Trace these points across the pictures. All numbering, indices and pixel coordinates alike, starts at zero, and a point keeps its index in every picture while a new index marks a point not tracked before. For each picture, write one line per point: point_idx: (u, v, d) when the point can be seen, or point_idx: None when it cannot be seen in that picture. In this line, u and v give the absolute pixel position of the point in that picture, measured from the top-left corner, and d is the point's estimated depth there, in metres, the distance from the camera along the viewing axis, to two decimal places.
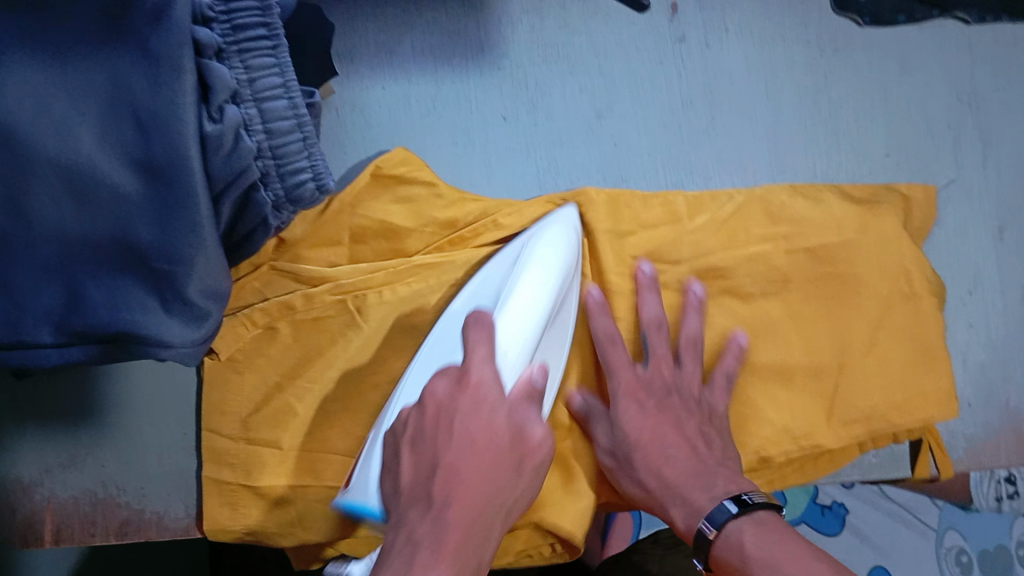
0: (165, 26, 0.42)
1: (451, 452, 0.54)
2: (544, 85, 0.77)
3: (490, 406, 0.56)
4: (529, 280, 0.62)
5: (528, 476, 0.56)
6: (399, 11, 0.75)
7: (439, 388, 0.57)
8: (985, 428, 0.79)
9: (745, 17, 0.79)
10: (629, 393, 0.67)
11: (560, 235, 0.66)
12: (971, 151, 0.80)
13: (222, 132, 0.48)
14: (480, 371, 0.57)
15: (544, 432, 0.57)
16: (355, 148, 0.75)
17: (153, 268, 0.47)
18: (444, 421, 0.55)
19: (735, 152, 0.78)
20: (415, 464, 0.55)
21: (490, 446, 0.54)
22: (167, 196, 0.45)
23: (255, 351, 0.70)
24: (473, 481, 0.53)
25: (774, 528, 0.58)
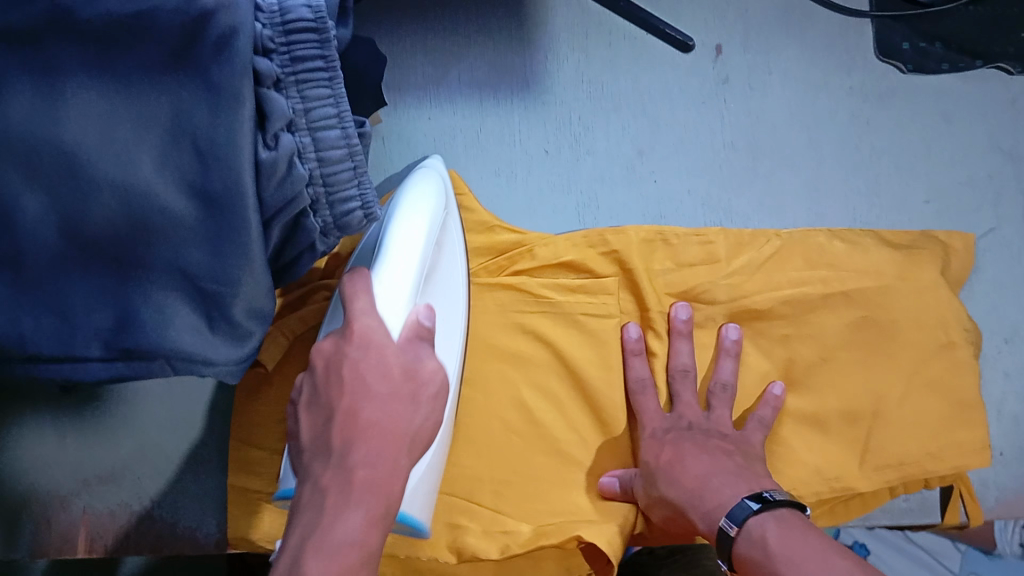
0: (227, 58, 0.43)
1: (346, 398, 0.47)
2: (589, 123, 0.78)
3: (380, 348, 0.49)
4: (403, 225, 0.56)
5: (432, 402, 0.50)
6: (449, 46, 0.78)
7: (326, 345, 0.50)
8: (1018, 480, 0.78)
9: (789, 63, 0.80)
10: (652, 436, 0.68)
11: (432, 178, 0.63)
12: (1012, 204, 0.79)
13: (276, 160, 0.51)
14: (360, 321, 0.49)
15: (437, 364, 0.51)
16: (400, 174, 0.76)
17: (201, 288, 0.48)
18: (337, 371, 0.48)
19: (776, 196, 0.78)
20: (314, 423, 0.48)
21: (387, 383, 0.48)
22: (220, 222, 0.46)
23: (288, 365, 0.72)
24: (371, 425, 0.46)
25: (797, 526, 0.55)
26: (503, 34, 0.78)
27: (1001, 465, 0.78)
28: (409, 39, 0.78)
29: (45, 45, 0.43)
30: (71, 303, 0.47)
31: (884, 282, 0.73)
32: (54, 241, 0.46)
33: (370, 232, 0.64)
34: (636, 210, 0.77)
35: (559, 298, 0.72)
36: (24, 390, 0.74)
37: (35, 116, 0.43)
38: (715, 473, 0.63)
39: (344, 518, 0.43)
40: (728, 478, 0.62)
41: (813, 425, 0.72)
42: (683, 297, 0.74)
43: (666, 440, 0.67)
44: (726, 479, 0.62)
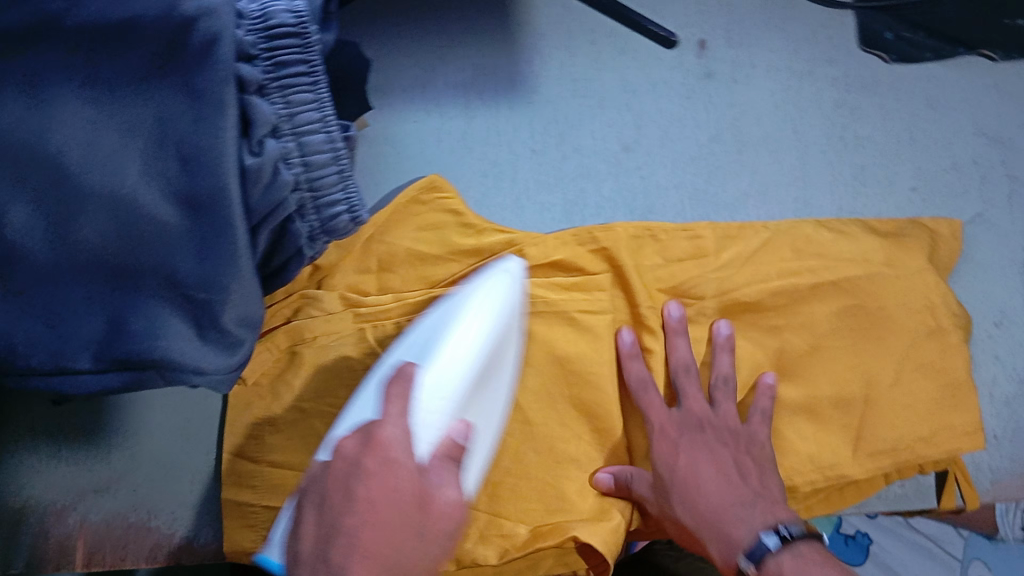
0: (209, 62, 0.45)
1: (351, 519, 0.46)
2: (574, 121, 0.78)
3: (400, 468, 0.48)
4: (459, 334, 0.58)
5: (439, 535, 0.48)
6: (434, 48, 0.78)
7: (348, 446, 0.49)
8: (1012, 463, 0.77)
9: (774, 56, 0.80)
10: (661, 433, 0.68)
11: (505, 278, 0.62)
12: (998, 188, 0.79)
13: (261, 165, 0.53)
14: (388, 429, 0.49)
15: (454, 496, 0.50)
16: (387, 176, 0.76)
17: (190, 296, 0.47)
18: (346, 482, 0.47)
19: (764, 187, 0.78)
20: (317, 528, 0.48)
21: (396, 508, 0.47)
22: (207, 228, 0.46)
23: (276, 375, 0.71)
24: (365, 556, 0.45)
25: (810, 555, 0.60)
26: (488, 35, 0.79)
27: (996, 447, 0.77)
28: (392, 44, 0.78)
29: (37, 51, 0.44)
30: (60, 310, 0.47)
31: (874, 270, 0.73)
32: (41, 253, 0.45)
33: (430, 313, 0.64)
34: (624, 206, 0.77)
35: (553, 297, 0.71)
36: (19, 401, 0.74)
37: (27, 126, 0.43)
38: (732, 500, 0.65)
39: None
40: (742, 507, 0.65)
41: (807, 415, 0.72)
42: (672, 291, 0.74)
43: (672, 436, 0.68)
44: (742, 511, 0.64)
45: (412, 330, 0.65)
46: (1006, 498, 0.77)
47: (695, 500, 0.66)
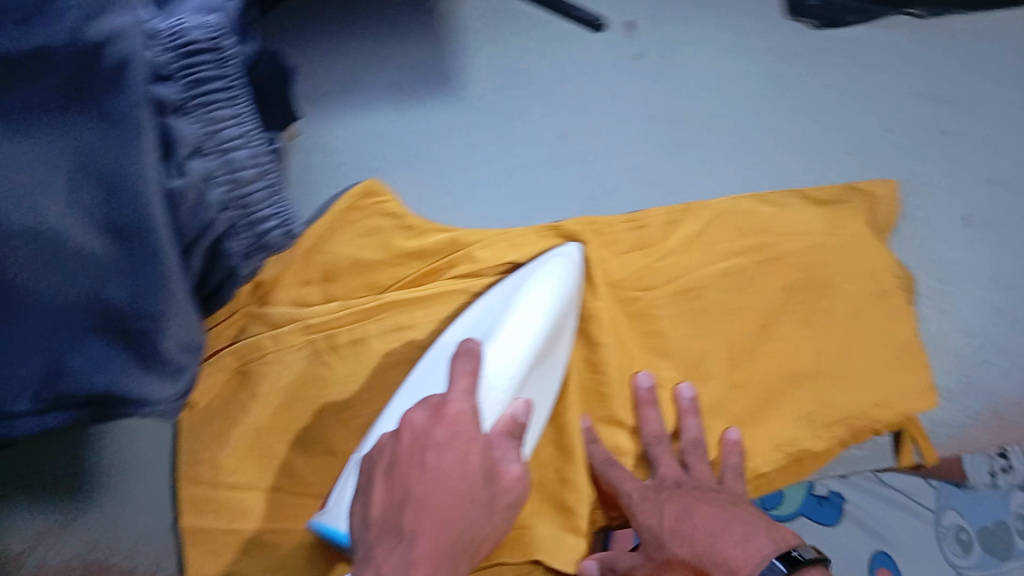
0: (121, 86, 0.44)
1: (425, 485, 0.47)
2: (508, 113, 0.77)
3: (470, 442, 0.49)
4: (516, 325, 0.62)
5: (501, 507, 0.51)
6: (360, 49, 0.77)
7: (416, 417, 0.50)
8: (966, 416, 0.79)
9: (703, 30, 0.80)
10: (642, 497, 0.66)
11: (557, 277, 0.66)
12: (932, 144, 0.79)
13: (188, 187, 0.51)
14: (458, 403, 0.50)
15: (520, 469, 0.52)
16: (325, 185, 0.74)
17: (127, 328, 0.46)
18: (416, 451, 0.48)
19: (704, 165, 0.77)
20: (386, 493, 0.48)
21: (465, 479, 0.48)
22: (136, 254, 0.45)
23: (226, 397, 0.70)
24: (438, 522, 0.47)
25: None
26: (413, 32, 0.77)
27: (952, 403, 0.79)
28: (317, 49, 0.76)
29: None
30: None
31: (818, 241, 0.74)
32: None
33: (487, 303, 0.68)
34: (568, 195, 0.76)
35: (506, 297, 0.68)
36: None
37: None
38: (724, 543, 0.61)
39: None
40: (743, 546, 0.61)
41: (763, 391, 0.72)
42: (617, 286, 0.72)
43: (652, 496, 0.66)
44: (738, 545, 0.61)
45: (465, 315, 0.68)
46: (963, 451, 0.79)
47: (688, 548, 0.62)
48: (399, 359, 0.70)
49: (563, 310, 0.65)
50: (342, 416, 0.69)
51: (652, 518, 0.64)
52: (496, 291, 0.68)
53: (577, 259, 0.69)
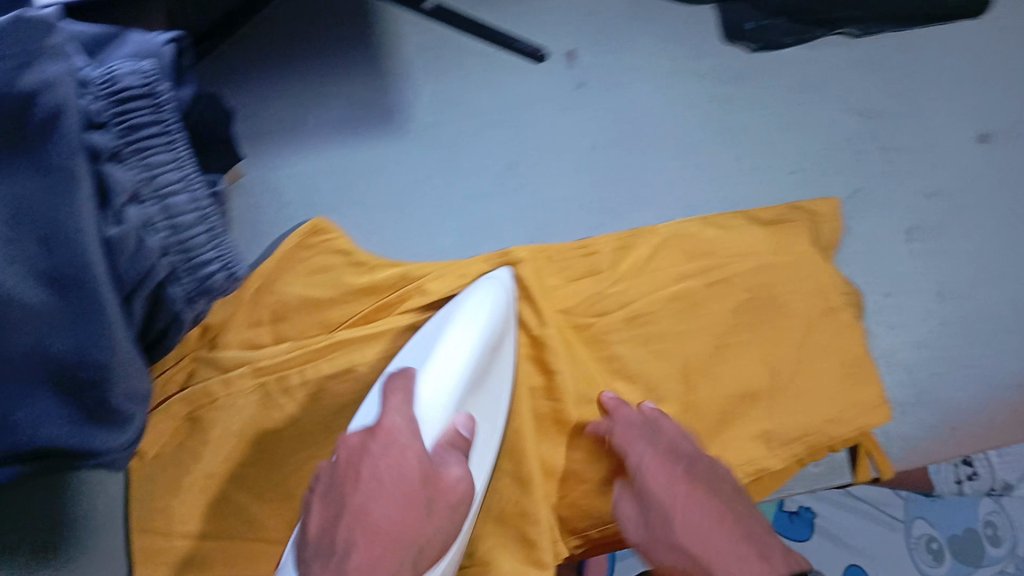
0: (55, 134, 0.45)
1: (361, 496, 0.51)
2: (454, 145, 0.78)
3: (402, 449, 0.52)
4: (452, 344, 0.60)
5: (446, 513, 0.53)
6: (301, 87, 0.77)
7: (351, 438, 0.54)
8: (919, 428, 0.80)
9: (642, 58, 0.80)
10: (654, 482, 0.66)
11: (490, 288, 0.66)
12: (872, 161, 0.81)
13: (125, 234, 0.51)
14: (390, 419, 0.53)
15: (461, 469, 0.54)
16: (271, 224, 0.75)
17: (72, 378, 0.46)
18: (353, 468, 0.52)
19: (648, 190, 0.78)
20: (325, 511, 0.52)
21: (401, 487, 0.51)
22: (78, 304, 0.45)
23: (177, 443, 0.68)
24: (372, 532, 0.50)
25: None
26: (355, 68, 0.77)
27: (900, 415, 0.80)
28: (258, 89, 0.76)
29: None
30: None
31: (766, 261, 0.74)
32: None
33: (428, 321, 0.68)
34: (516, 224, 0.77)
35: None
36: None
37: None
38: (720, 540, 0.63)
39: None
40: (738, 556, 0.61)
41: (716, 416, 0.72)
42: (569, 313, 0.72)
43: (662, 467, 0.66)
44: (729, 550, 0.62)
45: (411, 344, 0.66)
46: (918, 464, 0.80)
47: (689, 541, 0.64)
48: (350, 398, 0.69)
49: (503, 320, 0.64)
50: (297, 458, 0.69)
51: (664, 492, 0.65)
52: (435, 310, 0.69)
53: (510, 276, 0.69)
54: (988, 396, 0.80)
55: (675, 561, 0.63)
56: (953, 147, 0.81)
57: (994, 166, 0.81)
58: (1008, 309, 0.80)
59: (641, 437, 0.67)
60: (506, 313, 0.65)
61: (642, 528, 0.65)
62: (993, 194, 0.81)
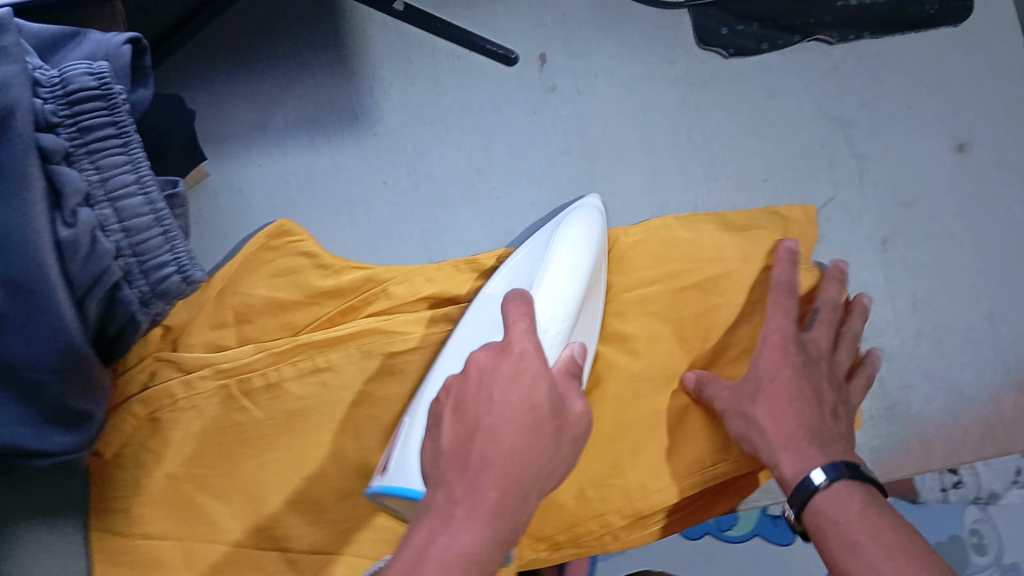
0: (6, 139, 0.49)
1: (491, 416, 0.49)
2: (423, 147, 0.77)
3: (532, 377, 0.50)
4: (557, 280, 0.62)
5: (570, 444, 0.51)
6: (268, 88, 0.77)
7: (481, 356, 0.51)
8: (890, 439, 0.78)
9: (614, 61, 0.80)
10: (780, 343, 0.66)
11: (585, 222, 0.68)
12: (846, 169, 0.80)
13: (78, 236, 0.51)
14: (522, 343, 0.51)
15: (585, 405, 0.52)
16: (234, 224, 0.75)
17: (25, 380, 0.52)
18: (481, 389, 0.50)
19: (617, 194, 0.78)
20: (454, 430, 0.50)
21: (530, 414, 0.49)
22: (30, 307, 0.50)
23: (139, 443, 0.68)
24: (509, 453, 0.48)
25: (858, 498, 0.57)
26: (323, 69, 0.77)
27: (869, 428, 0.78)
28: (225, 87, 0.76)
29: None
30: None
31: (746, 254, 0.73)
32: None
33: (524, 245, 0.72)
34: (484, 228, 0.76)
35: (422, 332, 0.70)
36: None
37: None
38: (796, 426, 0.63)
39: (452, 539, 0.45)
40: (797, 453, 0.61)
41: (679, 420, 0.71)
42: None
43: (783, 348, 0.66)
44: (794, 447, 0.62)
45: (511, 268, 0.70)
46: (890, 478, 0.77)
47: (765, 413, 0.64)
48: (311, 403, 0.69)
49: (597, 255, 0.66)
50: (260, 459, 0.68)
51: (770, 364, 0.66)
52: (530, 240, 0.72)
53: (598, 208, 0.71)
54: (960, 410, 0.78)
55: (741, 425, 0.65)
56: (929, 155, 0.80)
57: (969, 176, 0.80)
58: (984, 322, 0.79)
59: (780, 317, 0.67)
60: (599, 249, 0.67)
61: (733, 390, 0.66)
62: (968, 205, 0.80)
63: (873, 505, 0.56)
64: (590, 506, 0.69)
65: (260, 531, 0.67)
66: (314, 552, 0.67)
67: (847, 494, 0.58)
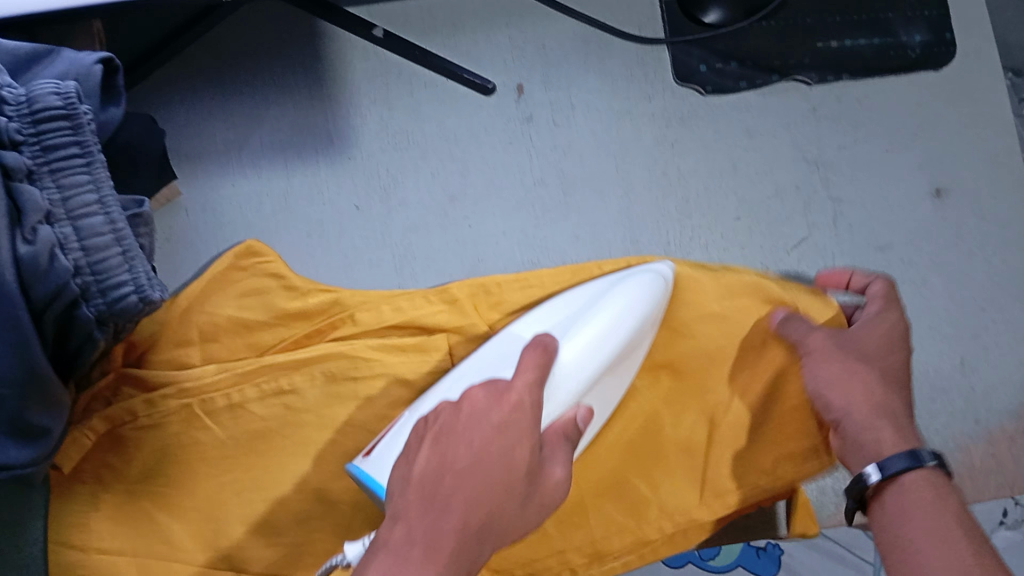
0: None
1: (468, 457, 0.49)
2: (396, 174, 0.78)
3: (518, 430, 0.51)
4: (594, 328, 0.61)
5: (540, 511, 0.50)
6: (246, 109, 0.78)
7: (477, 396, 0.53)
8: None
9: (592, 95, 0.80)
10: (888, 337, 0.61)
11: (641, 288, 0.64)
12: (820, 212, 0.80)
13: (37, 254, 0.50)
14: (520, 393, 0.53)
15: (563, 475, 0.51)
16: (205, 244, 0.76)
17: None
18: (466, 430, 0.50)
19: (590, 227, 0.78)
20: (430, 459, 0.50)
21: (505, 464, 0.49)
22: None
23: (98, 460, 0.68)
24: (473, 500, 0.47)
25: (951, 502, 0.50)
26: (301, 92, 0.79)
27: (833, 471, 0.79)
28: (202, 108, 0.78)
29: None
30: None
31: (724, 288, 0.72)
32: None
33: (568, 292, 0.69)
34: (454, 257, 0.77)
35: (387, 358, 0.70)
36: None
37: None
38: (893, 405, 0.56)
39: (404, 573, 0.43)
40: (899, 425, 0.55)
41: (646, 457, 0.68)
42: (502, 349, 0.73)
43: (885, 343, 0.61)
44: (894, 421, 0.56)
45: (546, 310, 0.67)
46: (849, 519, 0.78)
47: (869, 383, 0.57)
48: (272, 425, 0.68)
49: (637, 327, 0.63)
50: (221, 479, 0.67)
51: (873, 345, 0.60)
52: (579, 287, 0.69)
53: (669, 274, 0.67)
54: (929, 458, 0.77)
55: (833, 385, 0.58)
56: (906, 200, 0.80)
57: (946, 221, 0.80)
58: (956, 369, 0.78)
59: (885, 312, 0.63)
60: (645, 318, 0.63)
61: (830, 349, 0.60)
62: (944, 249, 0.80)
63: (973, 521, 0.49)
64: (548, 543, 0.67)
65: (218, 550, 0.66)
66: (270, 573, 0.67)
67: (943, 492, 0.51)
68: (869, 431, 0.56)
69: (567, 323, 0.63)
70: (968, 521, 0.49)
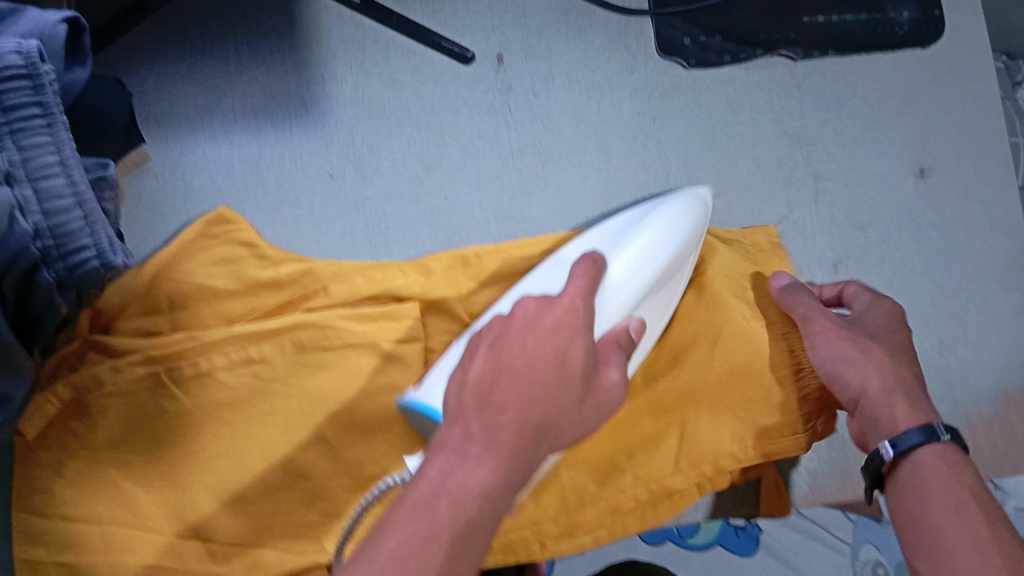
0: None
1: (522, 358, 0.45)
2: (372, 142, 0.77)
3: (571, 333, 0.47)
4: (641, 244, 0.61)
5: (597, 413, 0.47)
6: (218, 72, 0.77)
7: (528, 303, 0.49)
8: (826, 463, 0.78)
9: (573, 66, 0.79)
10: (881, 316, 0.62)
11: (682, 210, 0.64)
12: (802, 190, 0.79)
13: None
14: (572, 298, 0.50)
15: (618, 376, 0.48)
16: (174, 212, 0.74)
17: None
18: (519, 332, 0.47)
19: (567, 201, 0.77)
20: (483, 363, 0.46)
21: (556, 358, 0.45)
22: None
23: (62, 426, 0.64)
24: (533, 398, 0.44)
25: (964, 473, 0.51)
26: (275, 58, 0.78)
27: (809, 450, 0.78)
28: (173, 71, 0.77)
29: None
30: None
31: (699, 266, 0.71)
32: None
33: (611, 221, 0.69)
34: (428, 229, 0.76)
35: (360, 329, 0.68)
36: None
37: None
38: (907, 382, 0.57)
39: (469, 472, 0.42)
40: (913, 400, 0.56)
41: None
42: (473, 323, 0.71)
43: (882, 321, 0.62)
44: (906, 395, 0.56)
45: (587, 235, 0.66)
46: (824, 501, 0.77)
47: (876, 360, 0.58)
48: (239, 395, 0.66)
49: (679, 246, 0.63)
50: (188, 447, 0.65)
51: (877, 325, 0.61)
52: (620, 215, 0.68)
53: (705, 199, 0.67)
54: None
55: (843, 363, 0.59)
56: (890, 180, 0.79)
57: (931, 201, 0.79)
58: (934, 350, 0.77)
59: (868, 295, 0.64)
60: (688, 238, 0.64)
61: (829, 330, 0.61)
62: (930, 229, 0.79)
63: (984, 490, 0.51)
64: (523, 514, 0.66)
65: (185, 517, 0.63)
66: (240, 543, 0.64)
67: (956, 468, 0.52)
68: (885, 407, 0.56)
69: (617, 241, 0.63)
70: (982, 490, 0.51)
